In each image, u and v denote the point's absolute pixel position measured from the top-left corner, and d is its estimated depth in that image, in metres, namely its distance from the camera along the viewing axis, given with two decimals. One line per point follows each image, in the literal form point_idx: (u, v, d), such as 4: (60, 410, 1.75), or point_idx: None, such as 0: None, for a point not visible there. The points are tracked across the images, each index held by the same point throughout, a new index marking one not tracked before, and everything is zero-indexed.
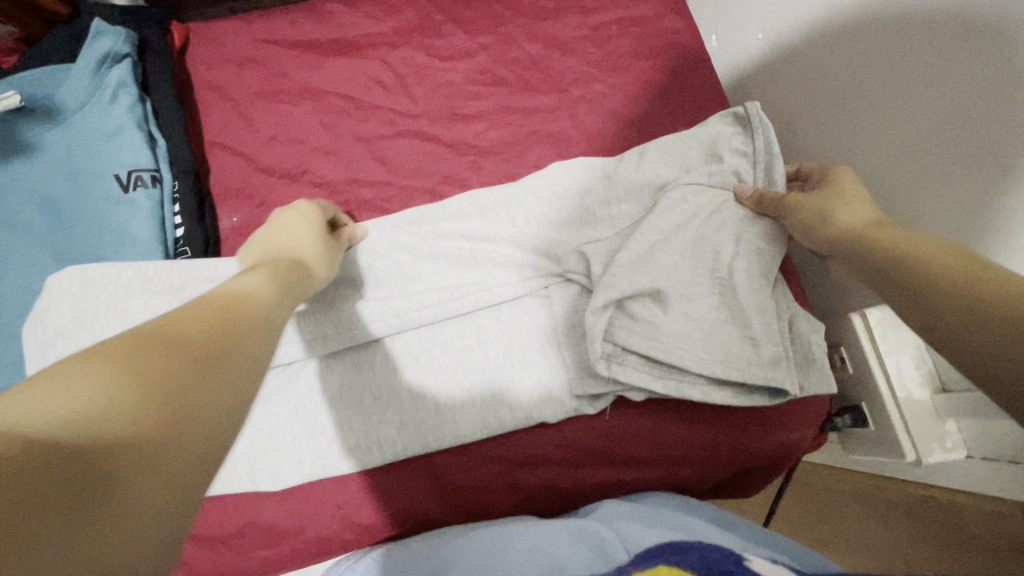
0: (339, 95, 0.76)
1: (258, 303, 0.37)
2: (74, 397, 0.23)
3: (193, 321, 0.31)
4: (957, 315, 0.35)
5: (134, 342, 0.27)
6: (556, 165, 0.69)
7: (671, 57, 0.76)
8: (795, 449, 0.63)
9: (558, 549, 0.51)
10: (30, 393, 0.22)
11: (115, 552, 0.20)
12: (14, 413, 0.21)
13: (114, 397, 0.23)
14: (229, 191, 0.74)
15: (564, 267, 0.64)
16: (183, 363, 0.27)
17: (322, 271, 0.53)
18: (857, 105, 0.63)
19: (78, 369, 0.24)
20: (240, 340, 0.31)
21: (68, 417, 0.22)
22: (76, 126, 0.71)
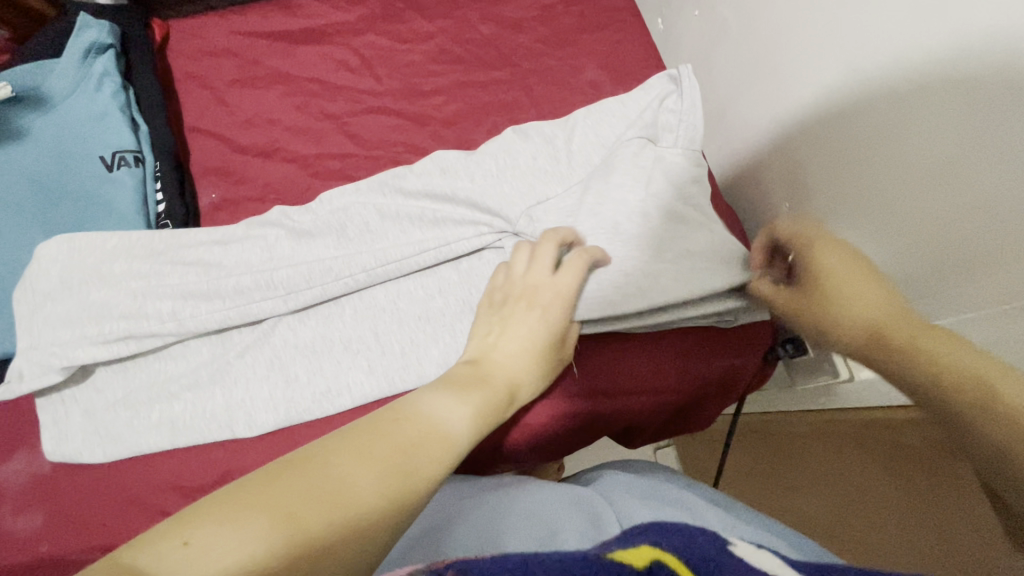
0: (309, 78, 0.82)
1: (437, 430, 0.44)
2: (223, 546, 0.31)
3: (371, 446, 0.40)
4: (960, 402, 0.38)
5: (290, 476, 0.36)
6: (511, 131, 0.75)
7: (613, 31, 0.83)
8: (737, 376, 0.68)
9: (556, 518, 0.55)
10: (225, 510, 0.33)
11: None
12: (205, 531, 0.32)
13: (254, 540, 0.32)
14: (209, 169, 0.79)
15: (516, 225, 0.68)
16: (314, 506, 0.35)
17: (524, 395, 0.57)
18: (811, 100, 0.65)
19: (232, 506, 0.33)
20: (380, 485, 0.38)
21: (226, 547, 0.31)
22: (65, 113, 0.77)
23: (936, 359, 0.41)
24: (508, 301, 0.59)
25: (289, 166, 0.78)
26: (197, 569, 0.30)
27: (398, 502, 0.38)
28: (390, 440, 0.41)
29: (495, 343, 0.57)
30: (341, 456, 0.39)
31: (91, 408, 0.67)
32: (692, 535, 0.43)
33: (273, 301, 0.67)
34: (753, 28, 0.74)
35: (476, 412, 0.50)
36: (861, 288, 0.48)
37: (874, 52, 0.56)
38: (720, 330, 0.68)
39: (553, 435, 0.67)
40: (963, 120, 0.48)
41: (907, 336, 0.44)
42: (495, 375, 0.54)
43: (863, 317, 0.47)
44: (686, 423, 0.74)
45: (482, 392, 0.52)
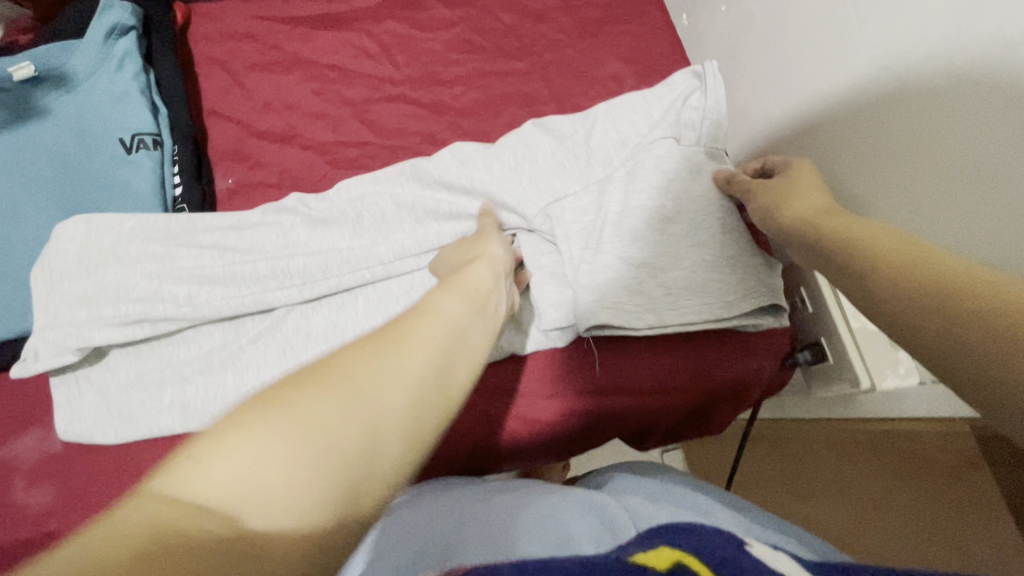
0: (328, 65, 0.81)
1: (444, 328, 0.42)
2: (249, 462, 0.29)
3: (394, 357, 0.37)
4: (891, 266, 0.39)
5: (312, 379, 0.33)
6: (531, 124, 0.73)
7: (637, 24, 0.81)
8: (755, 379, 0.66)
9: (567, 521, 0.54)
10: (247, 416, 0.30)
11: (270, 548, 0.28)
12: (226, 446, 0.29)
13: (286, 451, 0.29)
14: (226, 154, 0.79)
15: (532, 223, 0.67)
16: (352, 424, 0.32)
17: (484, 267, 0.54)
18: (835, 99, 0.63)
19: (261, 428, 0.30)
20: (411, 403, 0.35)
21: (255, 461, 0.29)
22: (87, 93, 0.77)
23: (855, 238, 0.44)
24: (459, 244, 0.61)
25: (306, 152, 0.77)
26: (225, 479, 0.28)
27: (426, 398, 0.37)
28: (404, 337, 0.39)
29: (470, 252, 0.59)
30: (365, 367, 0.35)
31: (104, 388, 0.67)
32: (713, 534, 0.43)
33: (289, 290, 0.67)
34: (779, 21, 0.72)
35: (470, 305, 0.47)
36: (811, 193, 0.54)
37: (906, 52, 0.54)
38: (737, 334, 0.66)
39: (561, 431, 0.66)
40: (971, 107, 0.48)
41: (835, 227, 0.47)
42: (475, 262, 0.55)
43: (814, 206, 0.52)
44: (702, 426, 0.72)
45: (472, 283, 0.50)
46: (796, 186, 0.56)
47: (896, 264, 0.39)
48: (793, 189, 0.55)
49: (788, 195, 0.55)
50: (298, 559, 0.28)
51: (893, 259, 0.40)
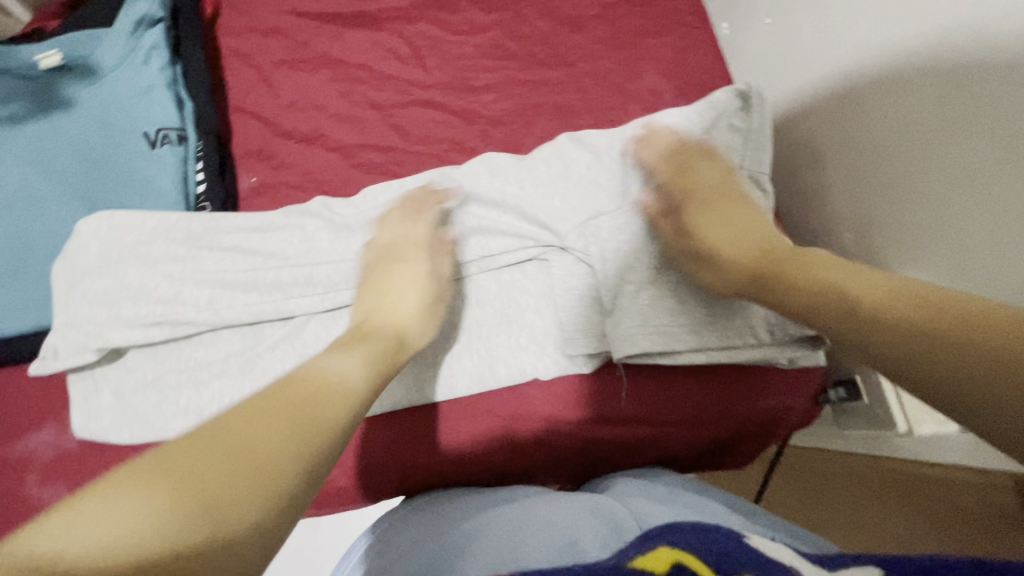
0: (356, 65, 0.79)
1: (331, 386, 0.44)
2: (109, 522, 0.31)
3: (269, 416, 0.39)
4: (902, 334, 0.41)
5: (190, 448, 0.36)
6: (565, 138, 0.70)
7: (677, 36, 0.78)
8: (783, 416, 0.65)
9: (573, 525, 0.52)
10: (110, 492, 0.33)
11: None
12: (85, 522, 0.31)
13: (154, 516, 0.32)
14: (249, 153, 0.78)
15: (564, 239, 0.65)
16: (205, 480, 0.34)
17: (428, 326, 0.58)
18: (874, 122, 0.62)
19: (123, 490, 0.33)
20: (287, 452, 0.38)
21: (128, 526, 0.31)
22: (111, 84, 0.75)
23: (841, 294, 0.46)
24: (380, 284, 0.59)
25: (331, 155, 0.75)
26: (92, 534, 0.31)
27: (305, 444, 0.39)
28: (285, 398, 0.41)
29: (387, 305, 0.57)
30: (231, 428, 0.38)
31: (120, 388, 0.66)
32: (707, 531, 0.42)
33: (311, 298, 0.65)
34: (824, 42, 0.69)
35: (365, 360, 0.49)
36: (735, 237, 0.58)
37: (946, 52, 0.52)
38: (770, 371, 0.64)
39: (577, 454, 0.66)
40: (964, 97, 0.50)
41: (798, 277, 0.50)
42: (383, 327, 0.55)
43: (734, 251, 0.57)
44: (723, 459, 0.70)
45: (370, 346, 0.52)
46: (716, 211, 0.60)
47: (900, 329, 0.41)
48: (717, 216, 0.60)
49: (711, 223, 0.59)
50: None
51: (897, 325, 0.41)
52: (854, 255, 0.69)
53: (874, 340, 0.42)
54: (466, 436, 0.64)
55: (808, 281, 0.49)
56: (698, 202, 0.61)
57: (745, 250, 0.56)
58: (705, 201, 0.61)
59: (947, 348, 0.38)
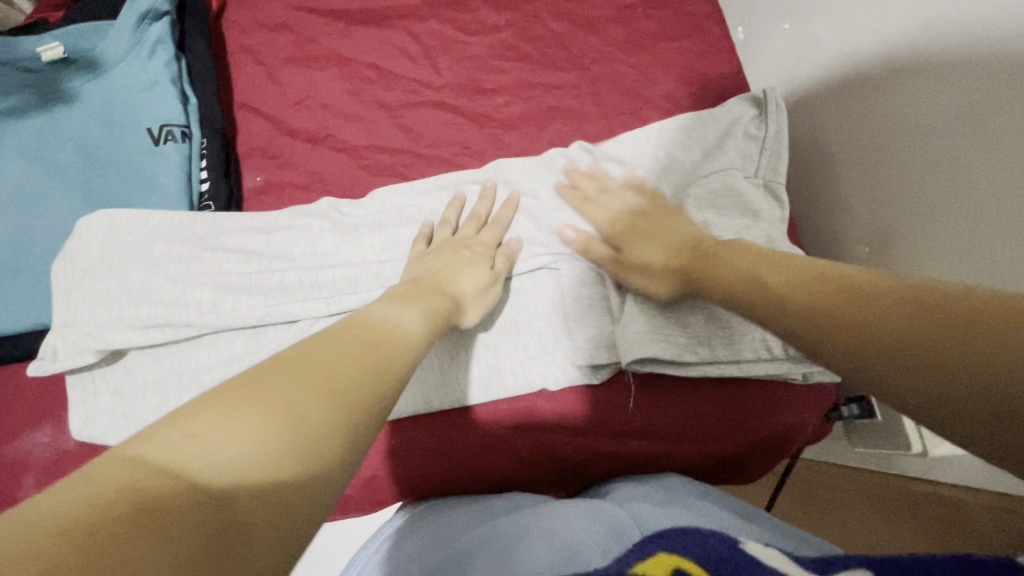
0: (365, 63, 0.78)
1: (401, 331, 0.42)
2: (227, 443, 0.28)
3: (345, 348, 0.36)
4: (810, 327, 0.41)
5: (277, 372, 0.32)
6: (580, 144, 0.69)
7: (693, 40, 0.76)
8: (797, 432, 0.63)
9: (579, 541, 0.49)
10: (212, 414, 0.29)
11: (234, 547, 0.25)
12: (193, 444, 0.27)
13: (262, 441, 0.28)
14: (255, 151, 0.76)
15: (575, 247, 0.63)
16: (314, 404, 0.31)
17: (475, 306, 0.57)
18: (895, 127, 0.61)
19: (229, 411, 0.29)
20: (373, 384, 0.35)
21: (237, 451, 0.27)
22: (116, 78, 0.73)
23: (772, 294, 0.46)
24: (444, 258, 0.58)
25: (338, 156, 0.74)
26: (204, 457, 0.27)
27: (381, 371, 0.36)
28: (353, 335, 0.38)
29: (450, 274, 0.56)
30: (321, 356, 0.35)
31: (120, 389, 0.64)
32: (704, 535, 0.41)
33: (317, 302, 0.62)
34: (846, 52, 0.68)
35: (428, 314, 0.47)
36: (665, 249, 0.58)
37: (973, 48, 0.51)
38: (783, 386, 0.62)
39: (584, 465, 0.65)
40: (989, 87, 0.50)
41: (731, 274, 0.51)
42: (445, 289, 0.53)
43: (661, 262, 0.57)
44: (732, 474, 0.69)
45: (428, 300, 0.49)
46: (648, 229, 0.60)
47: (821, 318, 0.41)
48: (647, 232, 0.60)
49: (640, 241, 0.60)
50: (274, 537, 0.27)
51: (820, 312, 0.41)
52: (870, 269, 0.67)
53: (799, 324, 0.42)
54: (474, 449, 0.63)
55: (728, 280, 0.50)
56: (628, 229, 0.61)
57: (676, 256, 0.57)
58: (637, 223, 0.61)
59: (864, 325, 0.38)
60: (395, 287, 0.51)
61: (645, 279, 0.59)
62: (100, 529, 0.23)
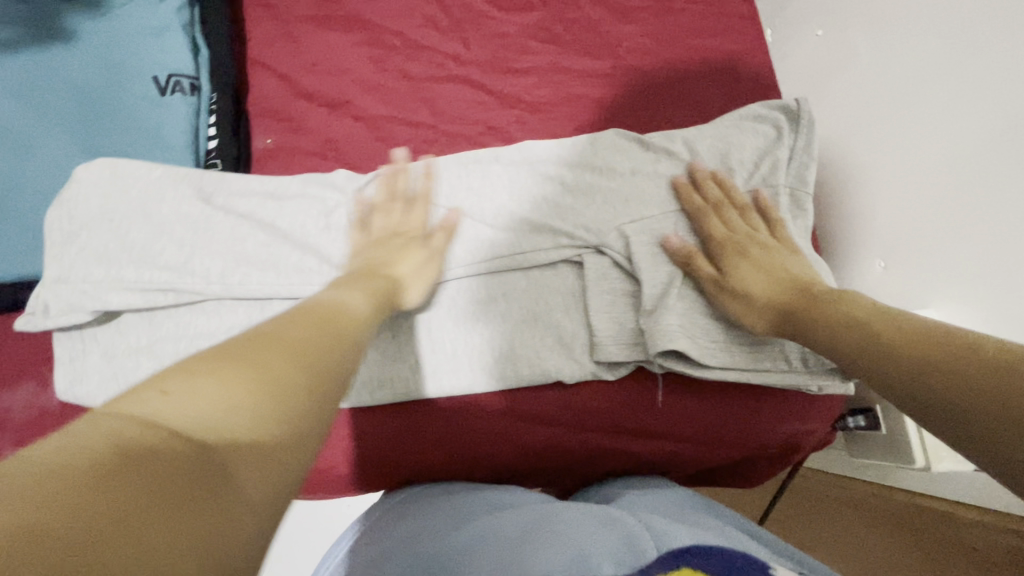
0: (390, 30, 0.75)
1: (349, 323, 0.41)
2: (202, 398, 0.25)
3: (293, 327, 0.35)
4: (915, 368, 0.38)
5: (238, 344, 0.30)
6: (611, 134, 0.67)
7: (731, 39, 0.75)
8: (802, 441, 0.64)
9: (585, 537, 0.44)
10: (179, 378, 0.26)
11: (218, 513, 0.22)
12: (165, 403, 0.24)
13: (235, 398, 0.26)
14: (266, 111, 0.72)
15: (601, 240, 0.62)
16: (280, 367, 0.29)
17: (417, 283, 0.58)
18: (937, 159, 0.64)
19: (199, 373, 0.26)
20: (327, 355, 0.34)
21: (214, 405, 0.25)
22: (121, 18, 0.68)
23: (863, 334, 0.44)
24: (385, 245, 0.60)
25: (356, 124, 0.71)
26: (179, 412, 0.24)
27: (330, 344, 0.35)
28: (301, 319, 0.37)
29: (384, 262, 0.57)
30: (276, 335, 0.33)
31: (111, 351, 0.60)
32: (731, 558, 0.41)
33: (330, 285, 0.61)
34: (888, 75, 0.70)
35: (369, 292, 0.50)
36: (759, 273, 0.56)
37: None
38: (800, 395, 0.62)
39: (589, 460, 0.64)
40: None
41: (814, 310, 0.49)
42: (380, 277, 0.55)
43: (766, 294, 0.54)
44: (734, 478, 0.69)
45: (365, 287, 0.51)
46: (755, 256, 0.57)
47: (906, 366, 0.39)
48: (757, 258, 0.57)
49: (746, 266, 0.56)
50: (256, 508, 0.23)
51: (907, 346, 0.40)
52: (885, 285, 0.71)
53: (882, 372, 0.41)
54: (480, 438, 0.62)
55: (829, 321, 0.47)
56: (736, 250, 0.58)
57: (779, 292, 0.54)
58: (745, 246, 0.58)
59: (949, 373, 0.36)
60: (333, 279, 0.53)
61: (746, 304, 0.55)
62: (62, 478, 0.19)
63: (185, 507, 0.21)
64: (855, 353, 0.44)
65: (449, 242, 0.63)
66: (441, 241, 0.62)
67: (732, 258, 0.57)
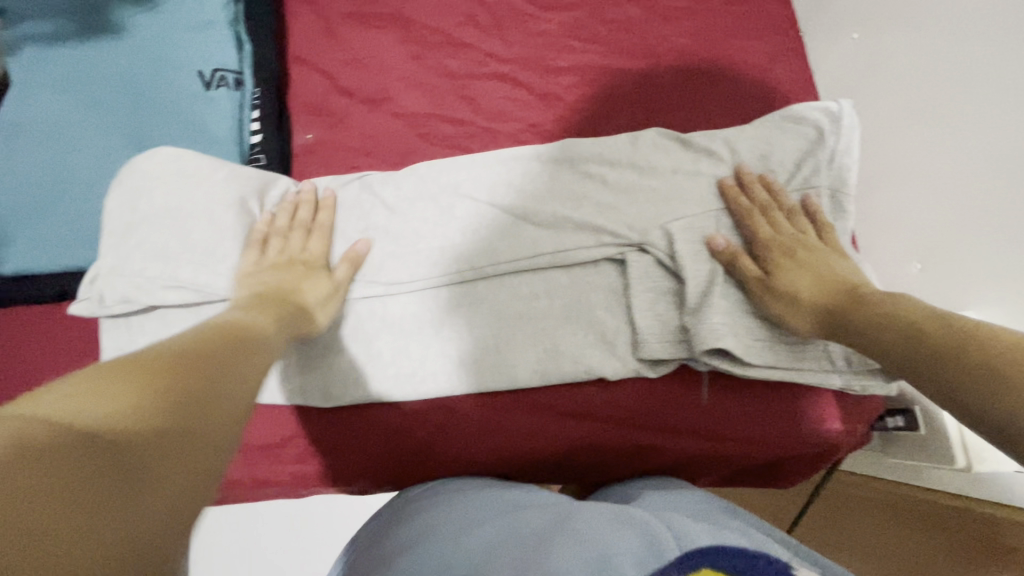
0: (431, 27, 0.75)
1: (259, 336, 0.44)
2: (106, 397, 0.27)
3: (201, 339, 0.38)
4: (973, 370, 0.39)
5: (149, 353, 0.33)
6: (653, 133, 0.67)
7: (770, 40, 0.76)
8: (844, 443, 0.64)
9: (605, 540, 0.44)
10: (86, 384, 0.28)
11: (133, 502, 0.24)
12: (70, 403, 0.26)
13: (140, 397, 0.28)
14: (308, 106, 0.73)
15: (645, 238, 0.62)
16: (188, 374, 0.32)
17: (324, 313, 0.59)
18: (977, 162, 0.64)
19: (109, 376, 0.29)
20: (237, 366, 0.37)
21: (119, 404, 0.27)
22: (169, 14, 0.69)
23: (915, 337, 0.45)
24: (289, 267, 0.59)
25: (397, 120, 0.72)
26: (85, 409, 0.26)
27: (236, 355, 0.38)
28: (210, 333, 0.40)
29: (294, 286, 0.57)
30: (184, 346, 0.36)
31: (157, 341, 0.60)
32: (751, 556, 0.42)
33: (379, 285, 0.64)
34: (926, 78, 0.71)
35: (278, 315, 0.51)
36: (804, 276, 0.56)
37: None
38: (841, 395, 0.63)
39: (629, 457, 0.65)
40: None
41: (864, 313, 0.50)
42: (291, 301, 0.55)
43: (811, 296, 0.55)
44: (770, 478, 0.70)
45: (271, 309, 0.51)
46: (800, 258, 0.58)
47: (960, 369, 0.40)
48: (804, 261, 0.57)
49: (790, 269, 0.57)
50: (173, 501, 0.26)
51: (963, 348, 0.41)
52: (921, 285, 0.72)
53: (934, 375, 0.42)
54: (520, 432, 0.63)
55: (881, 325, 0.48)
56: (783, 253, 0.58)
57: (825, 295, 0.55)
58: (790, 248, 0.58)
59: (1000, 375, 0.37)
60: (234, 303, 0.52)
61: (793, 306, 0.56)
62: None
63: (89, 492, 0.23)
64: (908, 358, 0.45)
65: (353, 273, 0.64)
66: (345, 271, 0.63)
67: (775, 260, 0.58)
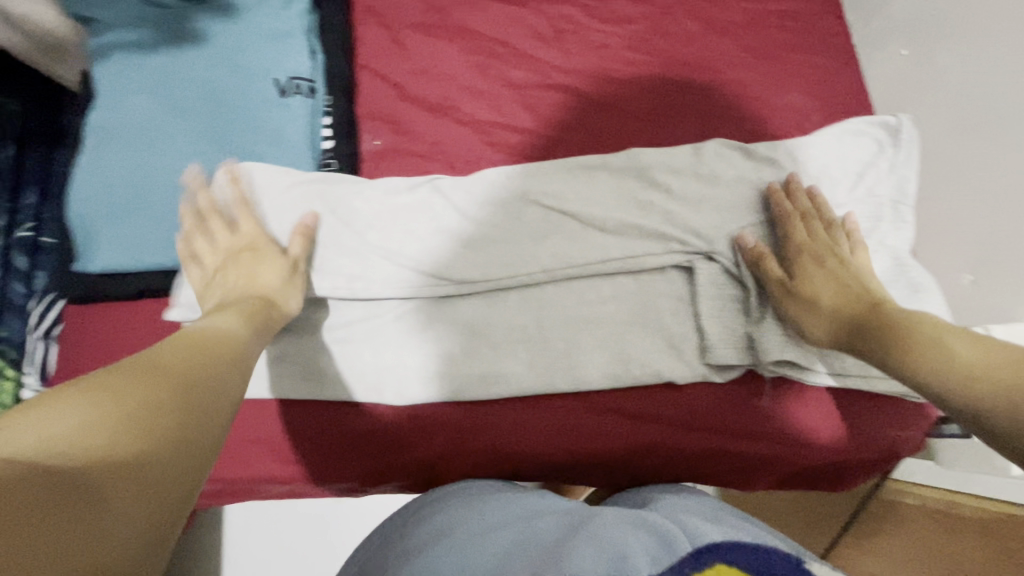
0: (494, 38, 0.78)
1: (226, 349, 0.47)
2: (59, 425, 0.29)
3: (165, 361, 0.40)
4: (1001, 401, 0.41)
5: (110, 378, 0.35)
6: (715, 144, 0.69)
7: (823, 55, 0.78)
8: (898, 448, 0.67)
9: (619, 537, 0.44)
10: (40, 415, 0.30)
11: (102, 523, 0.26)
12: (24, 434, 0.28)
13: (95, 424, 0.30)
14: (375, 113, 0.75)
15: (712, 247, 0.64)
16: (142, 397, 0.34)
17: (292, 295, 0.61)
18: None
19: (61, 405, 0.31)
20: (209, 390, 0.39)
21: (69, 432, 0.29)
22: (248, 23, 0.71)
23: (940, 359, 0.47)
24: (240, 260, 0.62)
25: (463, 128, 0.74)
26: (41, 438, 0.28)
27: (205, 373, 0.41)
28: (173, 353, 0.42)
29: (249, 277, 0.60)
30: (145, 369, 0.38)
31: None
32: (770, 554, 0.39)
33: (450, 284, 0.65)
34: (979, 96, 0.73)
35: (244, 313, 0.55)
36: (828, 285, 0.58)
37: None
38: (901, 402, 0.65)
39: (690, 459, 0.66)
40: None
41: (888, 326, 0.52)
42: (251, 294, 0.58)
43: (833, 303, 0.57)
44: (821, 482, 0.72)
45: (239, 308, 0.56)
46: (827, 267, 0.60)
47: (987, 401, 0.42)
48: (837, 271, 0.59)
49: (822, 278, 0.59)
50: (140, 524, 0.28)
51: (997, 371, 0.43)
52: (970, 296, 0.73)
53: (958, 399, 0.44)
54: (585, 433, 0.65)
55: (917, 341, 0.49)
56: (814, 257, 0.60)
57: (850, 304, 0.56)
58: (816, 257, 0.60)
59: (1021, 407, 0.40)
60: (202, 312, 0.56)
61: (826, 314, 0.57)
62: None
63: (54, 515, 0.25)
64: (930, 382, 0.47)
65: (311, 248, 0.66)
66: (299, 249, 0.65)
67: (800, 267, 0.60)
